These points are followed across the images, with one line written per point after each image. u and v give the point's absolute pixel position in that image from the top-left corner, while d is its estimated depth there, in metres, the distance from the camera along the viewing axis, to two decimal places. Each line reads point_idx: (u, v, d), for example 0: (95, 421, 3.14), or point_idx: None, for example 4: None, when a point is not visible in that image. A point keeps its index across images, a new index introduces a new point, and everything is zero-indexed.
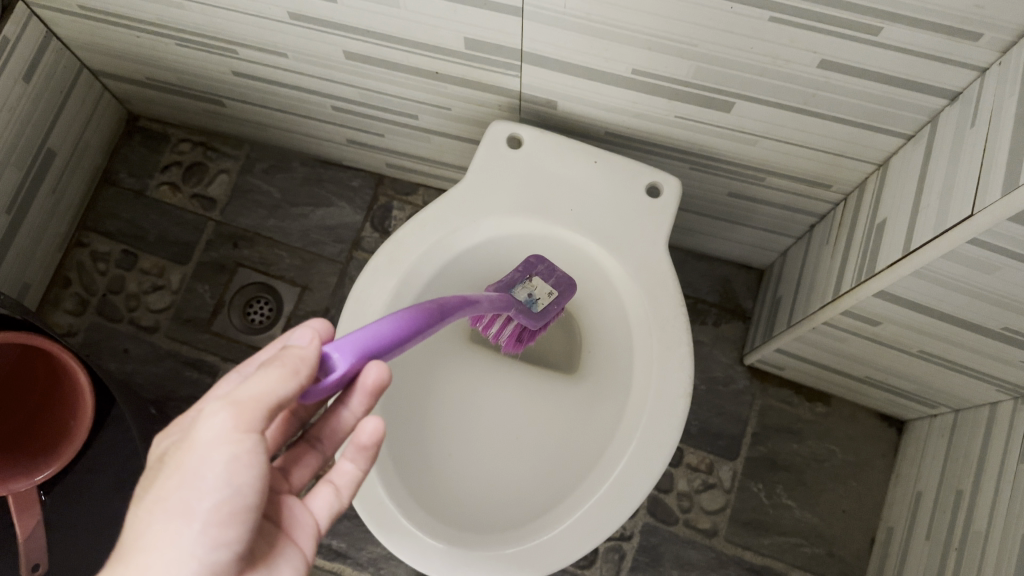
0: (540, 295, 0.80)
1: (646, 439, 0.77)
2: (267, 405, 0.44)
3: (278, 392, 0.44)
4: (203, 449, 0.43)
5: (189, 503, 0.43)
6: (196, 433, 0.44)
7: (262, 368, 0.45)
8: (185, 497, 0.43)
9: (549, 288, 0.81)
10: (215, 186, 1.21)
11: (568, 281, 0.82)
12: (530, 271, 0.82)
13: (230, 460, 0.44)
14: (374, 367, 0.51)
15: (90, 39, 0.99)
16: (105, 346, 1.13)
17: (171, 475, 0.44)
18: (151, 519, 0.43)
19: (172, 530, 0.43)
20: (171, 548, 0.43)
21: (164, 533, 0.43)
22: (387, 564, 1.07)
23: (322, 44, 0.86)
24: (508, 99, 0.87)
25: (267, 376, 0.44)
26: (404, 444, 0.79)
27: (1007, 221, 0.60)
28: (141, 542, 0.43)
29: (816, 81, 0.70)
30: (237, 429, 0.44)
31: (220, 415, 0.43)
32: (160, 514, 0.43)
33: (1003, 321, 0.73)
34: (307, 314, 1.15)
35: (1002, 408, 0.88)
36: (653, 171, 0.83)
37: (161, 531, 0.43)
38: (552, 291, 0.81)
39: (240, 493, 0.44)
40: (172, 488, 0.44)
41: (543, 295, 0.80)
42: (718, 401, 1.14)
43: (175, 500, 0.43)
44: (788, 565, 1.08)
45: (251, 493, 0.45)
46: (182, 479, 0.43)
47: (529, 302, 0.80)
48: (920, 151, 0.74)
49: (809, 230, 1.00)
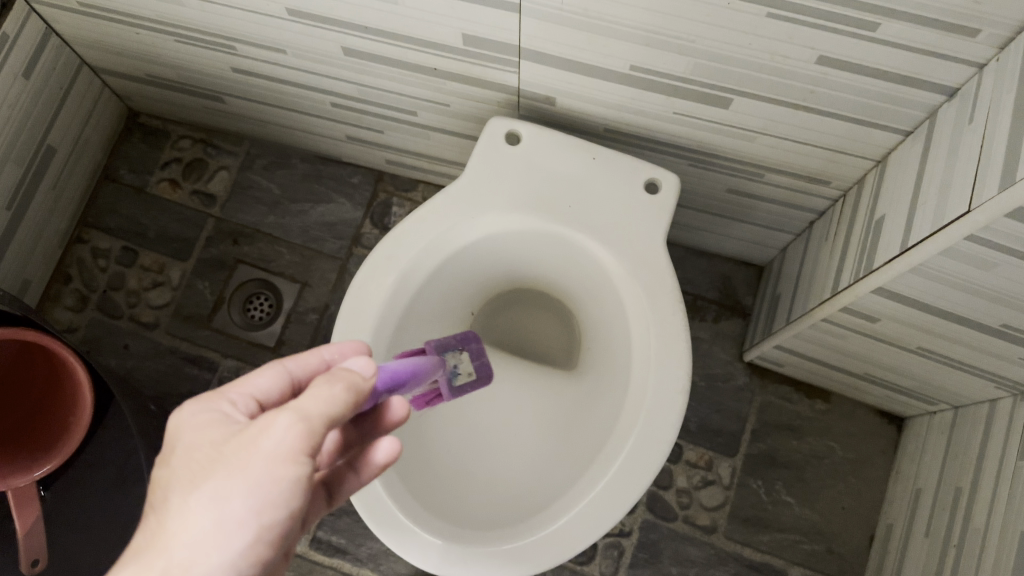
0: (462, 370, 0.74)
1: (644, 434, 0.77)
2: (326, 424, 0.45)
3: (339, 413, 0.45)
4: (270, 458, 0.43)
5: (247, 509, 0.42)
6: (259, 440, 0.43)
7: (325, 385, 0.46)
8: (243, 500, 0.42)
9: (471, 369, 0.75)
10: (215, 183, 1.21)
11: (489, 372, 0.77)
12: (464, 344, 0.76)
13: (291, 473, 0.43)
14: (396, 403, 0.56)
15: (89, 36, 0.99)
16: (106, 343, 1.13)
17: (226, 475, 0.42)
18: (201, 517, 0.42)
19: (222, 531, 0.42)
20: (218, 552, 0.41)
21: (214, 532, 0.41)
22: (386, 559, 1.07)
23: (319, 41, 0.86)
24: (507, 95, 0.87)
25: (335, 397, 0.45)
26: (404, 439, 0.79)
27: (1004, 217, 0.60)
28: (184, 538, 0.41)
29: (811, 76, 0.70)
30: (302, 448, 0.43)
31: (294, 428, 0.43)
32: (213, 513, 0.42)
33: (1000, 317, 0.73)
34: (307, 311, 1.15)
35: (1001, 405, 0.87)
36: (652, 167, 0.82)
37: (211, 531, 0.41)
38: (472, 372, 0.74)
39: (285, 511, 0.44)
40: (230, 490, 0.42)
41: (466, 371, 0.74)
42: (717, 397, 1.14)
43: (232, 502, 0.42)
44: (787, 562, 1.08)
45: (288, 517, 0.44)
46: (244, 483, 0.42)
47: (452, 372, 0.73)
48: (918, 146, 0.74)
49: (808, 227, 1.00)
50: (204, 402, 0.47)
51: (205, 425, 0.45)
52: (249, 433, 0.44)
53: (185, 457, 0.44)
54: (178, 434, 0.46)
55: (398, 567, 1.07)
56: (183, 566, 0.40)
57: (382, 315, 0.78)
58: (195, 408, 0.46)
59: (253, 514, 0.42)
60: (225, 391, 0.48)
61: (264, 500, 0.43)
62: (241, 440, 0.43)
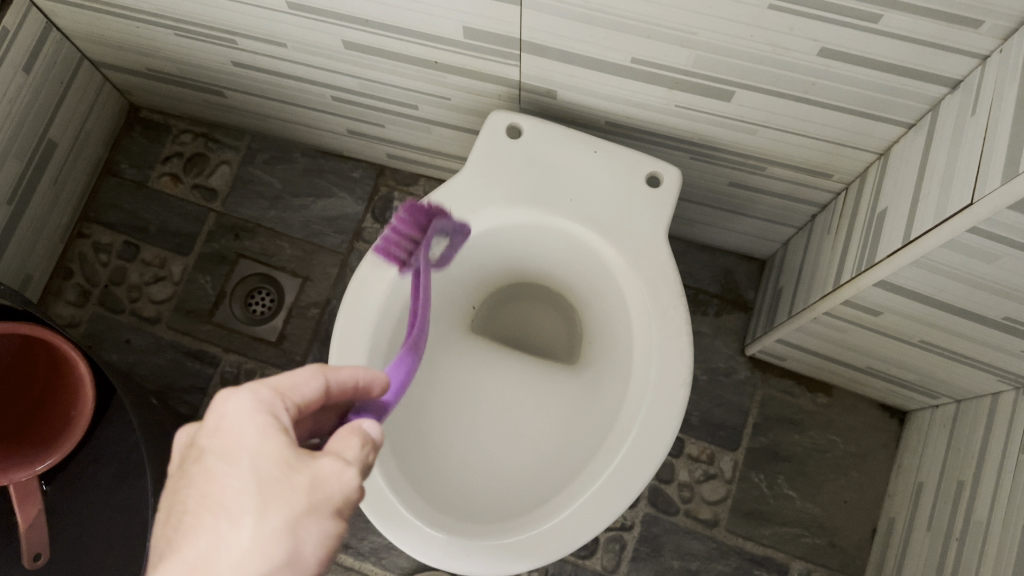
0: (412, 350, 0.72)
1: (646, 427, 0.77)
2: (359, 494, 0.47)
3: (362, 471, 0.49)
4: (335, 505, 0.45)
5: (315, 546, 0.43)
6: (327, 483, 0.45)
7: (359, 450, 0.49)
8: (315, 536, 0.43)
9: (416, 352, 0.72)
10: (216, 177, 1.21)
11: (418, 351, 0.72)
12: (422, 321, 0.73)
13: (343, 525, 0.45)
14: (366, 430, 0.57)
15: (89, 30, 0.99)
16: (107, 337, 1.13)
17: (307, 508, 0.43)
18: (283, 541, 0.42)
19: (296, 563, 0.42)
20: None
21: (292, 560, 0.42)
22: (388, 553, 1.07)
23: (319, 34, 0.86)
24: (507, 89, 0.87)
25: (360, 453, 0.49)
26: (404, 432, 0.80)
27: (1006, 209, 0.60)
28: (271, 559, 0.41)
29: (811, 67, 0.70)
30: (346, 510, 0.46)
31: (352, 485, 0.46)
32: (294, 540, 0.42)
33: (1001, 310, 0.73)
34: (309, 305, 1.15)
35: (1004, 398, 0.87)
36: (653, 161, 0.82)
37: (291, 559, 0.42)
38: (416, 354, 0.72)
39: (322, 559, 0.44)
40: (307, 524, 0.43)
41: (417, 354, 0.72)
42: (719, 391, 1.14)
43: (307, 537, 0.43)
44: (789, 556, 1.08)
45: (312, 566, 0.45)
46: (318, 522, 0.43)
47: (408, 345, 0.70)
48: (921, 138, 0.74)
49: (810, 221, 1.00)
50: (264, 395, 0.46)
51: (270, 431, 0.45)
52: (313, 468, 0.45)
53: (255, 463, 0.43)
54: (234, 427, 0.44)
55: (400, 561, 1.07)
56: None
57: (383, 310, 0.78)
58: (254, 403, 0.45)
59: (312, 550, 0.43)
60: (273, 388, 0.47)
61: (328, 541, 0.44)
62: (309, 471, 0.44)
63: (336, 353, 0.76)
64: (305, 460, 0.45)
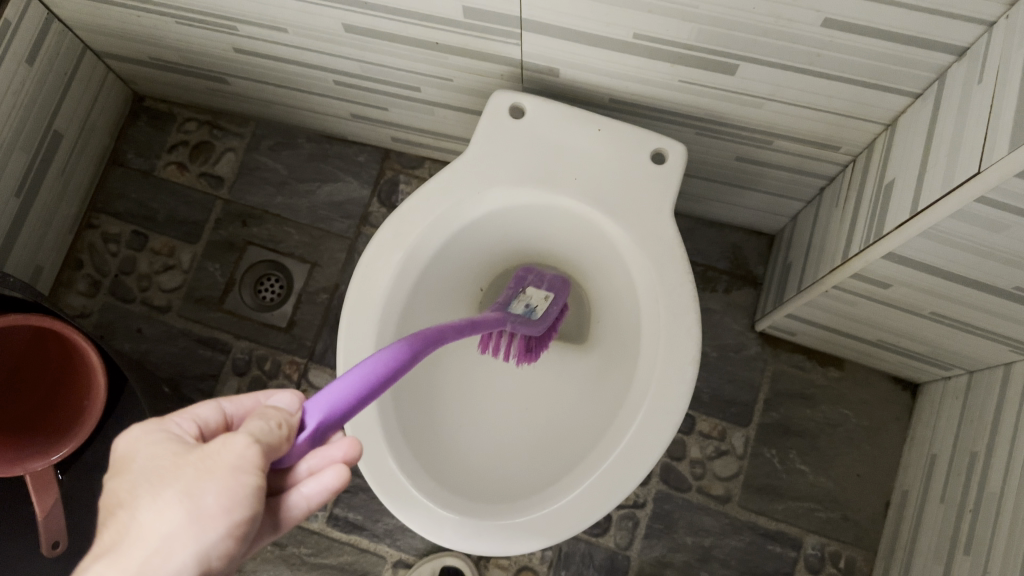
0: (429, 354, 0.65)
1: (654, 406, 0.76)
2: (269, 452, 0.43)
3: (276, 444, 0.44)
4: (234, 467, 0.40)
5: (218, 510, 0.39)
6: (219, 452, 0.41)
7: (258, 420, 0.44)
8: (215, 500, 0.39)
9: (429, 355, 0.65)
10: (222, 164, 1.21)
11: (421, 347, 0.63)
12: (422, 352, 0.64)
13: (326, 475, 0.48)
14: (342, 443, 0.49)
15: (92, 20, 0.99)
16: (119, 326, 1.14)
17: (192, 476, 0.40)
18: (179, 511, 0.39)
19: (193, 524, 0.39)
20: (194, 548, 0.39)
21: (190, 527, 0.39)
22: (403, 534, 1.07)
23: (319, 18, 0.86)
24: (510, 68, 0.87)
25: (283, 434, 0.45)
26: (415, 416, 0.79)
27: (1013, 175, 0.59)
28: (158, 527, 0.38)
29: (815, 38, 0.70)
30: (257, 464, 0.41)
31: (250, 446, 0.41)
32: (186, 508, 0.39)
33: (1009, 279, 0.72)
34: (318, 291, 1.15)
35: (1016, 368, 0.87)
36: (658, 137, 0.82)
37: (186, 528, 0.38)
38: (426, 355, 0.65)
39: (250, 506, 0.40)
40: (200, 489, 0.39)
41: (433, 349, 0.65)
42: (729, 367, 1.14)
43: (205, 499, 0.39)
44: (803, 530, 1.08)
45: (252, 520, 0.41)
46: (217, 483, 0.40)
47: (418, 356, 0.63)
48: (927, 106, 0.73)
49: (818, 194, 0.99)
50: (152, 423, 0.44)
51: (165, 435, 0.43)
52: (208, 450, 0.41)
53: (148, 470, 0.41)
54: (127, 455, 0.42)
55: (416, 542, 1.07)
56: (161, 567, 0.38)
57: (389, 292, 0.78)
58: (151, 428, 0.43)
59: (225, 510, 0.40)
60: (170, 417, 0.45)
61: (308, 499, 0.47)
62: (196, 453, 0.41)
63: (344, 336, 0.76)
64: (200, 449, 0.41)
